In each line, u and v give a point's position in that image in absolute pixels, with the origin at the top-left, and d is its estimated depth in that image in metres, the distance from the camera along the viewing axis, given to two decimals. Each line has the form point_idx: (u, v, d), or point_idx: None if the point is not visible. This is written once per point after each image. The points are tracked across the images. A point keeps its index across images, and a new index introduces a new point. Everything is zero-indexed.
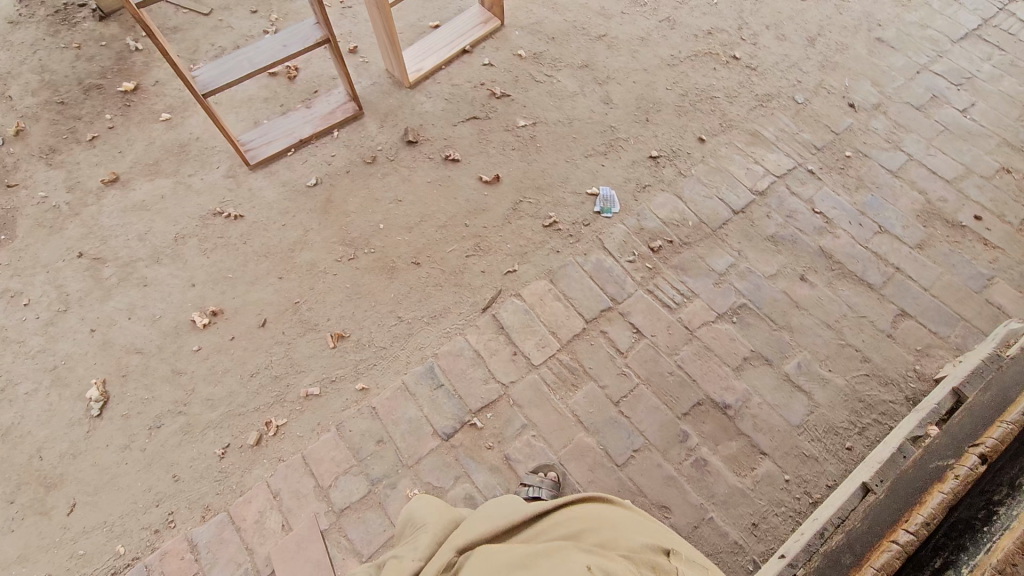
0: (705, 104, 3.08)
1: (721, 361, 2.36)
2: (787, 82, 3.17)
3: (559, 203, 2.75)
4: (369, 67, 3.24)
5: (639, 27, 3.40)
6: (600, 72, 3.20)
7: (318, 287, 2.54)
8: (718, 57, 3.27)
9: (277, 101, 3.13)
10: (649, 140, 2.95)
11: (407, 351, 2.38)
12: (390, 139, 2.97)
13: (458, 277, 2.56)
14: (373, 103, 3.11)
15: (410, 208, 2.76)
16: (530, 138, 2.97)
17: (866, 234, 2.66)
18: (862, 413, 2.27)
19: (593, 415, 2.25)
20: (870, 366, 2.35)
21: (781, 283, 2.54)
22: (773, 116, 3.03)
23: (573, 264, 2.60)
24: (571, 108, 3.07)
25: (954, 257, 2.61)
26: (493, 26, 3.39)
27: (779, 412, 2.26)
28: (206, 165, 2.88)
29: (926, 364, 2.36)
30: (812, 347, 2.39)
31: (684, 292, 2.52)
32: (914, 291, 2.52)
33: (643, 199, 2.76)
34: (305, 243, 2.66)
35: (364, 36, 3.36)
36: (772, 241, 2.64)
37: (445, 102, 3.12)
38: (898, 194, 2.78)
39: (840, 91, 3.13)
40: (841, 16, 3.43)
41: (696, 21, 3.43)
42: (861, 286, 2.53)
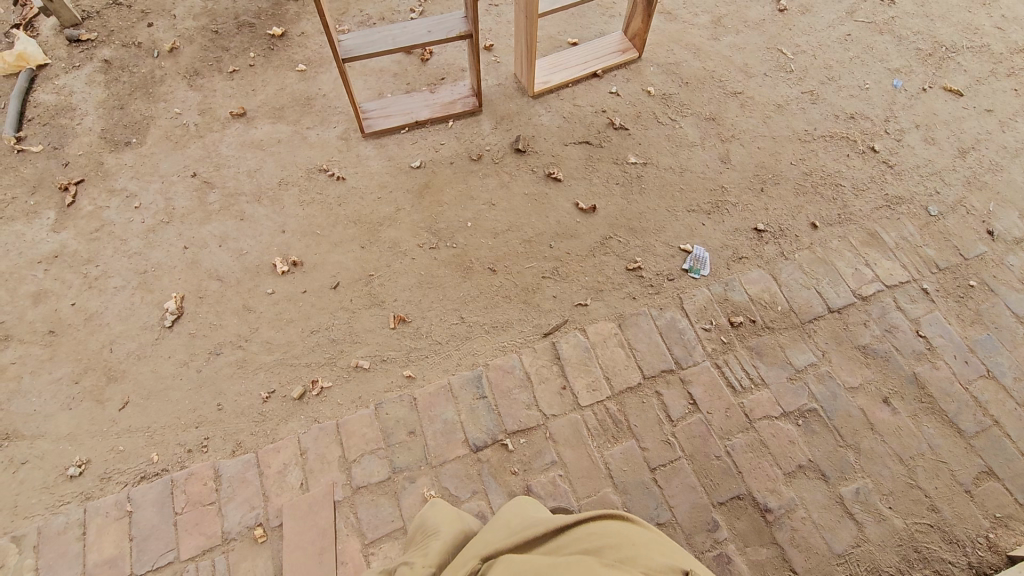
0: (828, 190, 2.95)
1: (773, 461, 2.22)
2: (924, 189, 2.98)
3: (648, 250, 2.69)
4: (499, 68, 3.29)
5: (780, 93, 3.31)
6: (726, 129, 3.12)
7: (394, 266, 2.59)
8: (855, 145, 3.13)
9: (405, 78, 3.22)
10: (758, 212, 2.86)
11: (460, 353, 2.38)
12: (500, 142, 3.00)
13: (529, 295, 2.54)
14: (494, 103, 3.14)
15: (502, 214, 2.76)
16: (637, 177, 2.93)
17: (969, 374, 2.44)
18: (914, 564, 2.06)
19: (625, 473, 2.17)
20: (937, 517, 2.14)
21: (860, 399, 2.36)
22: (899, 221, 2.86)
23: (645, 315, 2.52)
24: (686, 158, 3.02)
25: None
26: (630, 56, 3.36)
27: (823, 534, 2.09)
28: (325, 122, 3.01)
29: (1002, 535, 2.13)
30: (877, 476, 2.20)
31: (753, 377, 2.39)
32: (1008, 452, 2.29)
33: (736, 270, 2.68)
34: (394, 220, 2.72)
35: (501, 36, 3.41)
36: (861, 352, 2.48)
37: (562, 120, 3.12)
38: (1016, 341, 2.54)
39: (981, 213, 2.91)
40: (1003, 135, 3.22)
41: (842, 102, 3.31)
42: (948, 428, 2.32)
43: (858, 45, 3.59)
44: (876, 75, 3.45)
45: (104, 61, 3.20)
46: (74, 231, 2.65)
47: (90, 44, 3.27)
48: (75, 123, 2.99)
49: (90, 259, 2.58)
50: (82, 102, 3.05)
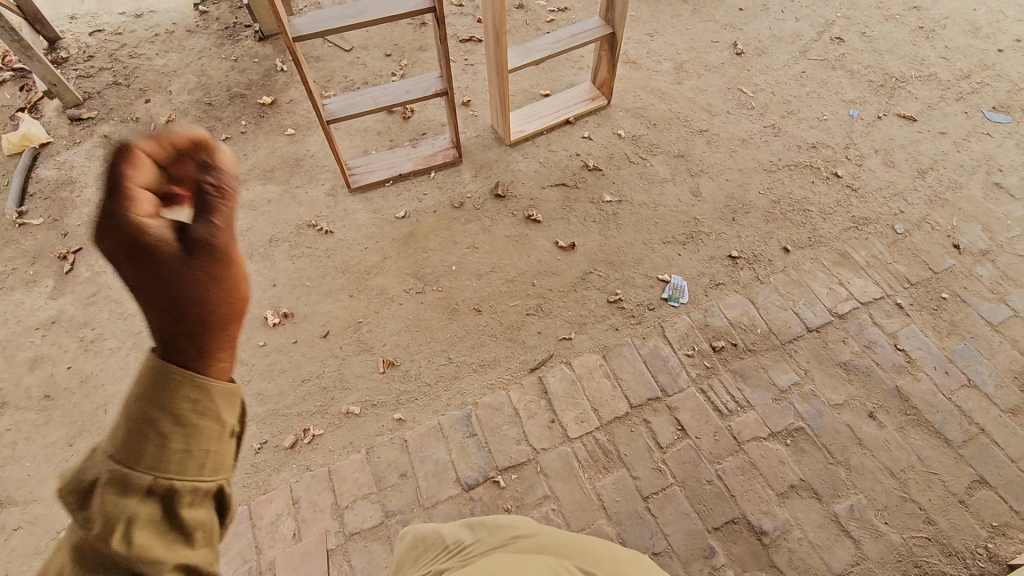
0: (796, 215, 3.08)
1: (765, 482, 2.24)
2: (888, 209, 3.11)
3: (627, 282, 2.81)
4: (477, 121, 3.49)
5: (743, 128, 3.51)
6: (695, 165, 3.29)
7: (382, 312, 2.67)
8: (818, 172, 3.29)
9: (388, 136, 3.41)
10: (731, 240, 2.97)
11: (449, 394, 2.42)
12: (480, 190, 3.14)
13: (514, 332, 2.61)
14: (473, 153, 3.32)
15: (484, 256, 2.87)
16: (612, 215, 3.06)
17: (951, 384, 2.50)
18: None
19: (618, 504, 2.18)
20: (932, 530, 2.15)
21: (846, 415, 2.41)
22: (867, 241, 2.98)
23: (629, 346, 2.58)
24: (659, 194, 3.10)
25: None
26: (599, 103, 3.58)
27: (820, 554, 2.10)
28: (313, 180, 3.17)
29: (1000, 544, 2.13)
30: (869, 492, 2.22)
31: (738, 400, 2.44)
32: (998, 459, 2.32)
33: (714, 296, 2.77)
34: (381, 267, 2.82)
35: (478, 91, 3.63)
36: (843, 369, 2.54)
37: (539, 165, 3.28)
38: (994, 349, 2.61)
39: (946, 229, 3.03)
40: (959, 155, 3.39)
41: (802, 133, 3.49)
42: (936, 439, 2.36)
43: (813, 80, 3.82)
44: (832, 107, 3.66)
45: (103, 136, 3.39)
46: (72, 296, 2.74)
47: (91, 122, 3.48)
48: (74, 195, 3.13)
49: (87, 323, 2.65)
50: (82, 176, 3.22)
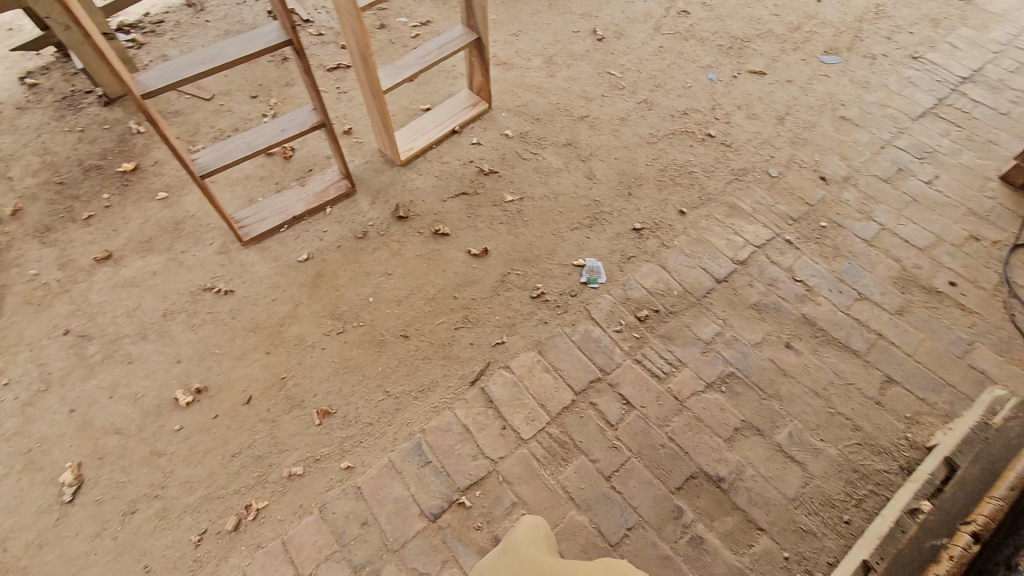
0: (684, 179, 3.27)
1: (712, 432, 2.35)
2: (760, 157, 3.38)
3: (546, 275, 2.82)
4: (362, 147, 3.40)
5: (619, 108, 3.68)
6: (583, 150, 3.41)
7: (305, 361, 2.52)
8: (694, 135, 3.51)
9: (273, 179, 3.24)
10: (632, 213, 3.10)
11: (394, 428, 2.34)
12: (381, 215, 3.06)
13: (447, 350, 2.56)
14: (366, 180, 3.23)
15: (400, 281, 2.80)
16: (517, 213, 3.08)
17: (846, 301, 2.76)
18: (857, 484, 2.24)
19: (584, 491, 2.20)
20: (861, 435, 2.36)
21: (767, 351, 2.58)
22: (749, 189, 3.22)
23: (561, 336, 2.62)
24: (557, 184, 3.23)
25: (933, 322, 2.71)
26: (481, 108, 3.60)
27: (774, 485, 2.23)
28: (199, 241, 2.94)
29: (917, 431, 2.37)
30: (802, 415, 2.40)
31: (672, 361, 2.54)
32: (898, 357, 2.58)
33: (629, 270, 2.86)
34: (294, 316, 2.67)
35: (358, 117, 3.55)
36: (755, 310, 2.72)
37: (435, 179, 3.25)
38: (873, 262, 2.91)
39: (811, 165, 3.34)
40: (807, 98, 3.75)
41: (672, 103, 3.71)
42: (846, 353, 2.59)
43: (671, 52, 4.07)
44: (693, 74, 3.91)
45: None
46: None
47: None
48: None
49: None
50: None
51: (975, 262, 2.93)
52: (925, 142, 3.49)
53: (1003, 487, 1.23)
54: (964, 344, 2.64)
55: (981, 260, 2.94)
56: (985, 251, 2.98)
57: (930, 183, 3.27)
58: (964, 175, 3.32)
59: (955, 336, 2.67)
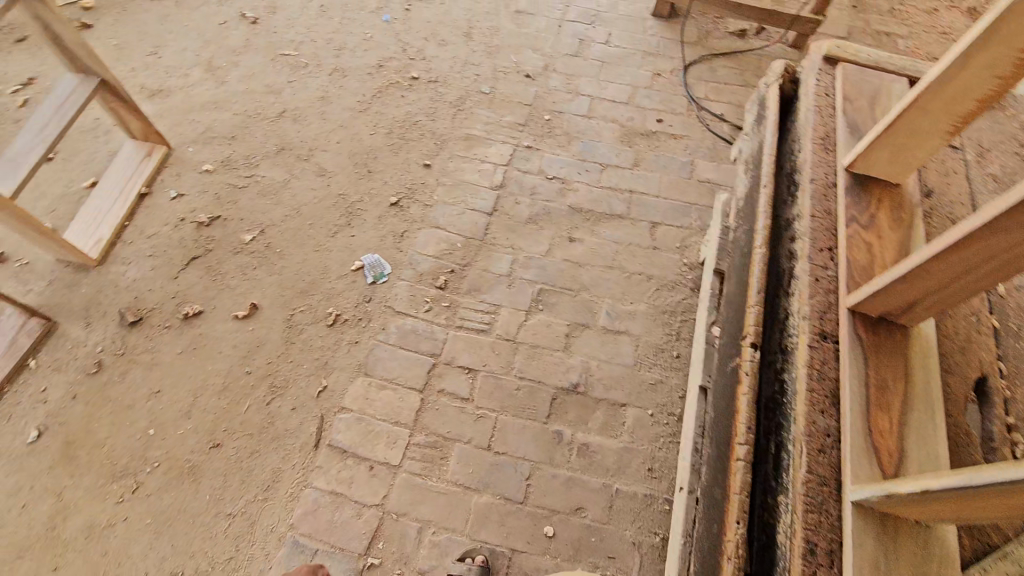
0: (413, 132, 3.18)
1: (551, 350, 2.47)
2: (468, 80, 3.42)
3: (331, 295, 2.60)
4: (34, 268, 2.66)
5: (314, 89, 3.37)
6: (301, 149, 3.08)
7: (113, 546, 2.04)
8: (400, 85, 3.39)
9: None
10: (383, 190, 2.95)
11: (260, 542, 2.05)
12: (108, 333, 2.48)
13: (271, 430, 2.26)
14: (62, 304, 2.56)
15: (175, 391, 2.34)
16: (267, 248, 2.74)
17: (595, 176, 3.02)
18: (671, 321, 2.56)
19: (474, 473, 2.18)
20: (656, 281, 2.66)
21: (558, 254, 2.75)
22: (473, 115, 3.26)
23: (379, 346, 2.47)
24: (292, 198, 2.87)
25: (662, 159, 3.10)
26: (160, 154, 3.03)
27: (616, 361, 2.44)
28: None
29: (690, 253, 2.75)
30: (609, 292, 2.63)
31: (488, 309, 2.57)
32: (651, 202, 2.93)
33: (407, 246, 2.76)
34: (65, 507, 2.10)
35: (5, 236, 2.74)
36: (532, 223, 2.84)
37: (152, 259, 2.70)
38: (599, 132, 3.20)
39: (513, 68, 3.47)
40: (479, 5, 3.81)
41: (363, 60, 3.50)
42: (615, 220, 2.86)
43: (335, 9, 3.79)
44: (368, 23, 3.71)
45: None
46: None
47: None
48: None
49: None
50: None
51: (667, 94, 3.38)
52: (588, 7, 3.82)
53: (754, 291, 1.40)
54: (689, 165, 3.08)
55: (670, 90, 3.40)
56: (670, 81, 3.45)
57: (608, 42, 3.63)
58: (628, 23, 3.73)
59: (681, 162, 3.10)
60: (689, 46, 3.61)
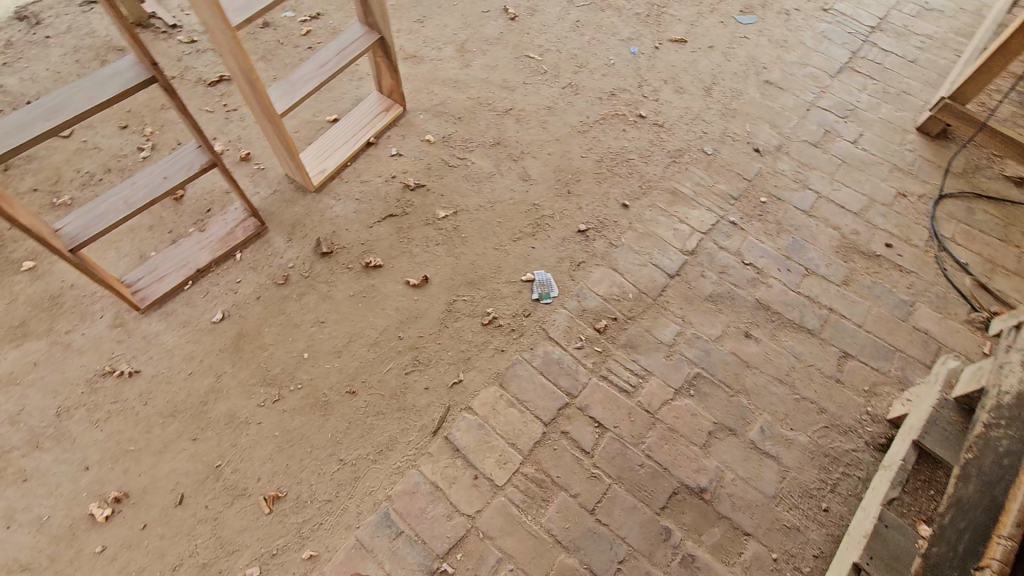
0: (622, 167, 3.14)
1: (688, 441, 2.30)
2: (694, 134, 3.31)
3: (495, 296, 2.65)
4: (266, 174, 3.01)
5: (544, 96, 3.46)
6: (514, 149, 3.19)
7: (240, 441, 2.22)
8: (626, 118, 3.37)
9: (165, 227, 2.80)
10: (574, 214, 2.94)
11: (356, 500, 2.12)
12: (302, 254, 2.73)
13: (401, 400, 2.34)
14: (276, 214, 2.86)
15: (336, 328, 2.52)
16: (454, 229, 2.86)
17: (795, 279, 2.77)
18: (830, 468, 2.26)
19: (570, 530, 2.09)
20: (827, 417, 2.38)
21: (728, 344, 2.55)
22: (688, 171, 3.14)
23: (521, 362, 2.47)
24: (491, 191, 3.01)
25: (877, 288, 2.77)
26: (395, 112, 3.28)
27: (754, 485, 2.21)
28: (86, 316, 2.50)
29: (877, 403, 2.42)
30: (771, 407, 2.39)
31: (637, 372, 2.46)
32: (850, 330, 2.62)
33: (580, 278, 2.72)
34: (218, 389, 2.34)
35: (254, 139, 3.13)
36: (711, 301, 2.68)
37: (357, 203, 2.94)
38: (815, 234, 2.93)
39: (744, 137, 3.31)
40: (730, 63, 3.68)
41: (599, 83, 3.53)
42: (802, 334, 2.60)
43: (589, 27, 3.85)
44: (614, 49, 3.74)
45: None
46: None
47: None
48: None
49: None
50: None
51: (906, 220, 3.02)
52: (846, 100, 3.53)
53: (1009, 523, 1.23)
54: (907, 306, 2.72)
55: (911, 217, 3.03)
56: (914, 207, 3.07)
57: (856, 142, 3.33)
58: (885, 129, 3.40)
59: (899, 299, 2.74)
60: (951, 176, 3.19)
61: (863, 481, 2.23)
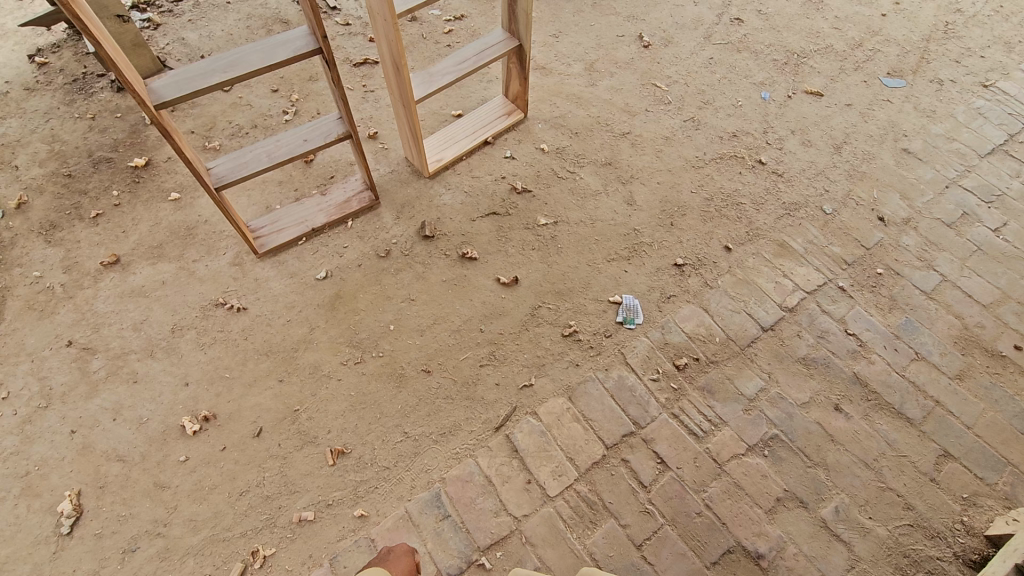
0: (731, 210, 3.07)
1: (752, 502, 2.19)
2: (814, 190, 3.17)
3: (579, 310, 2.63)
4: (388, 153, 3.21)
5: (664, 125, 3.45)
6: (624, 171, 3.20)
7: (320, 392, 2.37)
8: (743, 161, 3.29)
9: (292, 185, 3.04)
10: (673, 246, 2.91)
11: (412, 474, 2.19)
12: (406, 233, 2.88)
13: (471, 390, 2.40)
14: (391, 192, 3.04)
15: (424, 308, 2.63)
16: (551, 238, 2.91)
17: (903, 361, 2.57)
18: (907, 571, 2.07)
19: (613, 559, 2.05)
20: (913, 515, 2.18)
21: (815, 413, 2.40)
22: (801, 227, 3.01)
23: (593, 381, 2.45)
24: (594, 209, 3.03)
25: (996, 391, 2.51)
26: (516, 117, 3.39)
27: (817, 566, 2.07)
28: (212, 250, 2.76)
29: (975, 515, 2.19)
30: (850, 489, 2.23)
31: (710, 419, 2.37)
32: (956, 429, 2.40)
33: (668, 310, 2.68)
34: (309, 341, 2.50)
35: (384, 121, 3.35)
36: (803, 364, 2.54)
37: (465, 195, 3.05)
38: (933, 318, 2.71)
39: (869, 203, 3.13)
40: (867, 124, 3.50)
41: (722, 122, 3.48)
42: (899, 420, 2.40)
43: (722, 65, 3.80)
44: (745, 91, 3.67)
45: None
46: None
47: None
48: None
49: None
50: None
51: None
52: (994, 183, 3.25)
53: None
54: None
55: None
56: None
57: (998, 230, 3.05)
58: None
59: (1021, 408, 2.47)
60: None
61: None
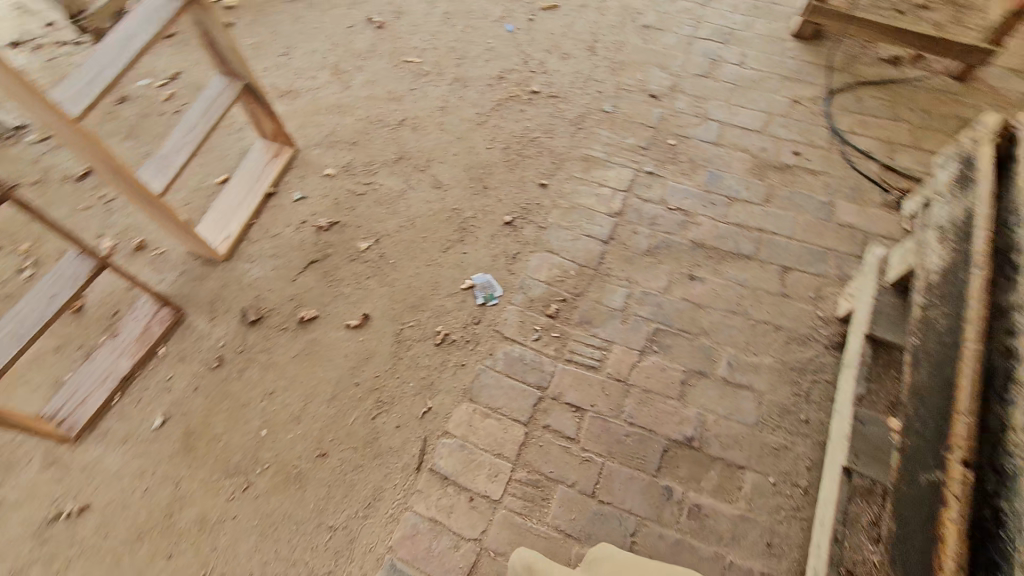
0: (529, 149, 3.10)
1: (664, 397, 2.32)
2: (590, 96, 3.30)
3: (440, 312, 2.57)
4: (169, 256, 2.81)
5: (433, 97, 3.36)
6: (418, 159, 3.10)
7: (221, 541, 2.10)
8: (519, 98, 3.33)
9: (74, 345, 2.58)
10: (496, 208, 2.89)
11: (358, 561, 2.04)
12: (230, 328, 2.58)
13: (375, 447, 2.26)
14: (192, 294, 2.69)
15: (288, 394, 2.40)
16: (380, 258, 2.76)
17: (722, 210, 2.82)
18: (800, 381, 2.34)
19: (577, 520, 2.09)
20: (785, 333, 2.45)
21: (677, 292, 2.58)
22: (594, 134, 3.13)
23: (484, 371, 2.42)
24: (407, 209, 2.91)
25: (797, 197, 2.85)
26: (286, 155, 3.12)
27: (736, 419, 2.27)
28: (14, 464, 2.29)
29: (826, 307, 2.51)
30: (732, 340, 2.44)
31: (599, 346, 2.45)
32: (783, 244, 2.70)
33: (519, 269, 2.69)
34: (181, 496, 2.19)
35: (145, 224, 2.92)
36: (650, 255, 2.69)
37: (273, 259, 2.79)
38: (728, 161, 2.99)
39: (637, 86, 3.32)
40: (605, 17, 3.68)
41: (484, 71, 3.47)
42: (741, 261, 2.65)
43: (459, 16, 3.75)
44: (490, 31, 3.67)
45: None
46: None
47: None
48: None
49: None
50: None
51: (806, 124, 3.12)
52: (722, 24, 3.60)
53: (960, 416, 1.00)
54: (828, 206, 2.81)
55: (809, 121, 3.13)
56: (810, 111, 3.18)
57: (742, 63, 3.40)
58: (764, 44, 3.49)
59: (819, 201, 2.83)
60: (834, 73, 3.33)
61: (832, 383, 2.32)
